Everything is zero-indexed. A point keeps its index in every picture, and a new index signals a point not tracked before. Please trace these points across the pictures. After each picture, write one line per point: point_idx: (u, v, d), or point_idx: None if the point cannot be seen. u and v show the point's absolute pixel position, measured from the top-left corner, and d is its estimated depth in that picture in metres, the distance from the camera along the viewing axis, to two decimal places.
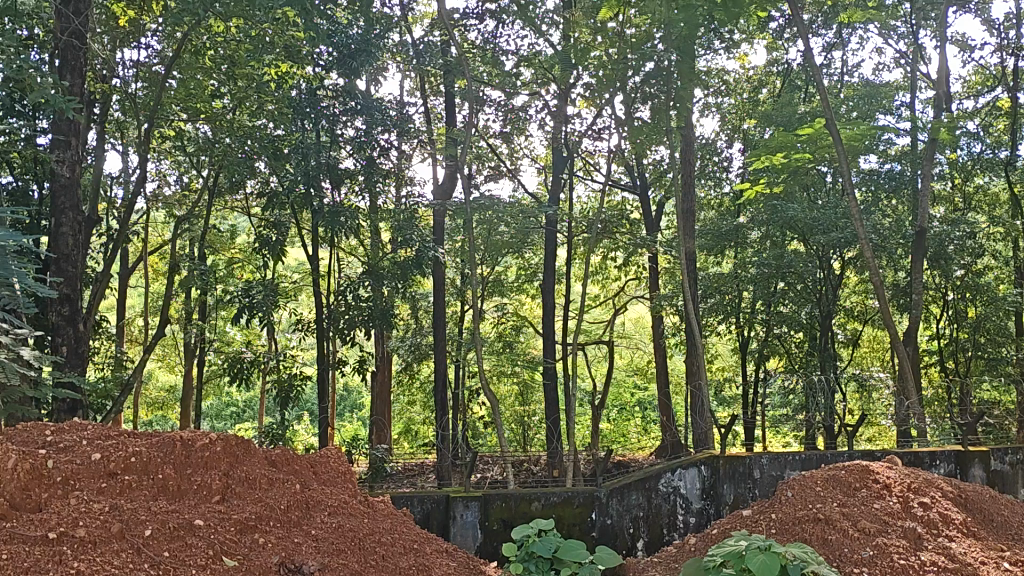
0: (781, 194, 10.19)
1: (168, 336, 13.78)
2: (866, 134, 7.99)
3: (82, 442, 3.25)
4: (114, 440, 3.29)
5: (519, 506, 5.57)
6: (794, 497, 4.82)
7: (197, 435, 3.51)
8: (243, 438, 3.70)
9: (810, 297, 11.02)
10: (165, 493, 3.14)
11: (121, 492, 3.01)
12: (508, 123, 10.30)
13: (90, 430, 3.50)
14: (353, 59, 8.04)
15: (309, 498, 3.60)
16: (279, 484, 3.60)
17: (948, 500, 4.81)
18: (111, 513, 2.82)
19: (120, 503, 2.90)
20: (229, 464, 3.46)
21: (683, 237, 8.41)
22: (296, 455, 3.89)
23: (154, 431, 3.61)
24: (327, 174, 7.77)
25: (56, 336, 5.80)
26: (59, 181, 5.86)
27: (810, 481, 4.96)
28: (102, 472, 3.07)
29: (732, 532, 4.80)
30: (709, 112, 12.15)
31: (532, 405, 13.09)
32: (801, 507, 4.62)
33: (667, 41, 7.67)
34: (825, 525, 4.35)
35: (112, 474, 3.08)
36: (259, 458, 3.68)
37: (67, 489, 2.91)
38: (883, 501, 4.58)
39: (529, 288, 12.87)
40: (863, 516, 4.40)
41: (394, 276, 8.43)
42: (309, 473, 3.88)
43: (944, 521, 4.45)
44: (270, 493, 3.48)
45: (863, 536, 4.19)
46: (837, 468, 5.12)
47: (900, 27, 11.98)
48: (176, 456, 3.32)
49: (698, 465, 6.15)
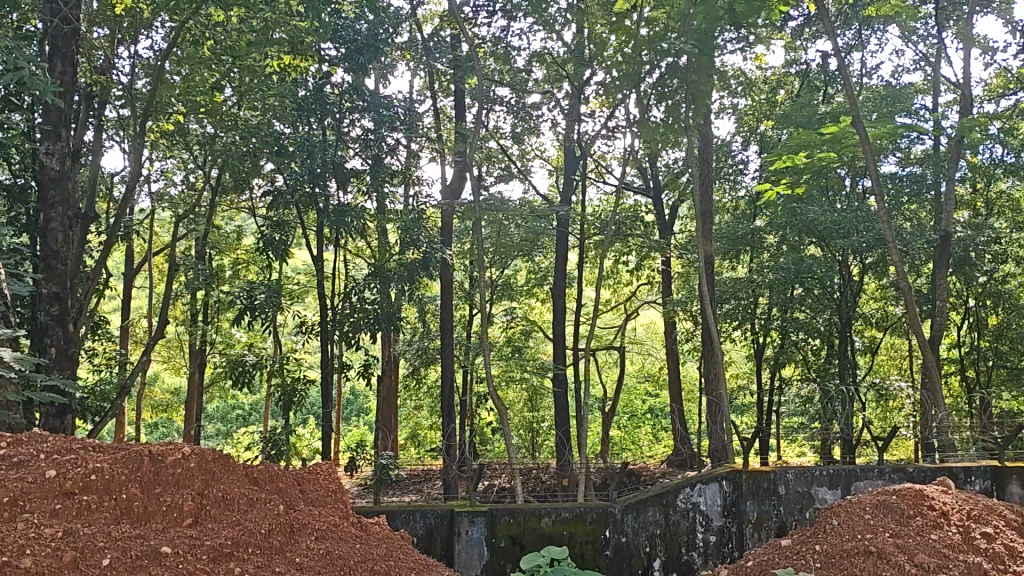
0: (799, 196, 9.80)
1: (173, 337, 13.57)
2: (895, 134, 7.59)
3: (40, 461, 3.03)
4: (74, 458, 3.06)
5: (528, 522, 5.37)
6: (839, 526, 4.49)
7: (169, 450, 3.28)
8: (220, 454, 3.43)
9: (829, 302, 10.73)
10: (128, 516, 2.86)
11: (77, 515, 2.76)
12: (519, 123, 10.06)
13: (51, 444, 3.28)
14: (359, 55, 7.85)
15: (296, 520, 3.30)
16: (262, 505, 3.30)
17: (1011, 530, 4.51)
18: (64, 540, 2.57)
19: (75, 529, 2.65)
20: (204, 483, 3.19)
21: (701, 239, 8.05)
22: (280, 474, 3.62)
23: (122, 446, 3.39)
24: (333, 173, 7.97)
25: (45, 337, 5.52)
26: (48, 174, 5.55)
27: (856, 509, 4.64)
28: (58, 492, 2.83)
29: (773, 564, 4.46)
30: (725, 114, 11.89)
31: (541, 412, 12.83)
32: (849, 538, 4.28)
33: (685, 34, 7.35)
34: (878, 559, 4.01)
35: (68, 494, 2.84)
36: (238, 476, 3.42)
37: (15, 513, 2.66)
38: (941, 531, 4.28)
39: (539, 293, 12.64)
40: (919, 548, 4.08)
41: (401, 278, 8.12)
42: (294, 492, 3.59)
43: (1010, 554, 4.13)
44: (250, 515, 3.18)
45: (922, 572, 3.85)
46: (887, 493, 4.81)
47: (920, 28, 11.68)
48: (144, 473, 3.07)
49: (719, 480, 5.86)
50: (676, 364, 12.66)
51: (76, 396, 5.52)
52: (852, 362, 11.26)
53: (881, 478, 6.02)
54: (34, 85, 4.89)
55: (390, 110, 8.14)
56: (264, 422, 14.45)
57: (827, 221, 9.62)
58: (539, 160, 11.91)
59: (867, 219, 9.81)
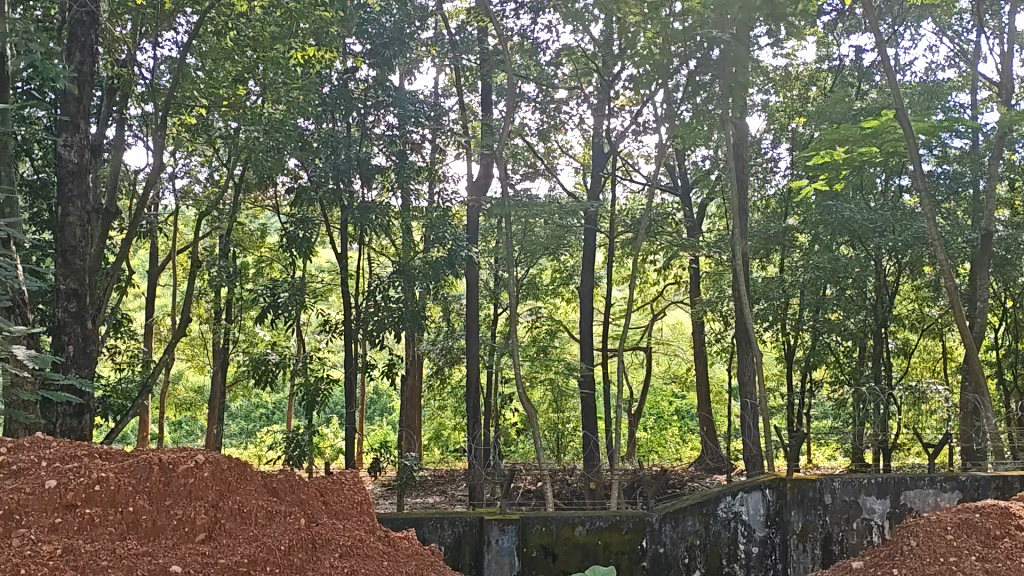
0: (835, 193, 9.60)
1: (196, 335, 13.48)
2: (940, 127, 7.31)
3: (43, 469, 2.87)
4: (77, 465, 2.90)
5: (561, 531, 5.18)
6: (918, 545, 4.20)
7: (181, 458, 3.12)
8: (236, 465, 3.26)
9: (863, 303, 10.45)
10: (134, 531, 2.69)
11: (78, 530, 2.59)
12: (547, 120, 9.88)
13: (55, 449, 3.12)
14: (385, 49, 7.71)
15: (319, 535, 3.10)
16: (281, 519, 3.11)
17: None
18: (64, 558, 2.41)
19: (76, 546, 2.48)
20: (218, 494, 3.01)
21: (737, 235, 7.78)
22: (301, 486, 3.42)
23: (131, 453, 3.22)
24: (357, 168, 7.77)
25: (62, 334, 5.37)
26: (67, 167, 5.38)
27: (935, 529, 4.27)
28: (59, 504, 2.66)
29: None
30: (755, 111, 11.65)
31: (567, 413, 12.63)
32: (932, 560, 3.99)
33: (723, 21, 7.10)
34: None
35: (70, 506, 2.68)
36: (256, 486, 3.24)
37: (10, 527, 2.51)
38: None
39: (565, 293, 12.46)
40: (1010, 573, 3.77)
41: (426, 277, 7.95)
42: (317, 506, 3.38)
43: None
44: (268, 530, 2.99)
45: None
46: (969, 509, 4.49)
47: (957, 23, 11.37)
48: (153, 483, 2.90)
49: (762, 489, 5.63)
50: (704, 365, 12.44)
51: (93, 394, 5.38)
52: (886, 365, 10.99)
53: (933, 487, 5.78)
54: (52, 71, 4.76)
55: (416, 105, 8.00)
56: (287, 421, 14.32)
57: (862, 220, 9.37)
58: (565, 157, 11.72)
59: (904, 217, 9.55)
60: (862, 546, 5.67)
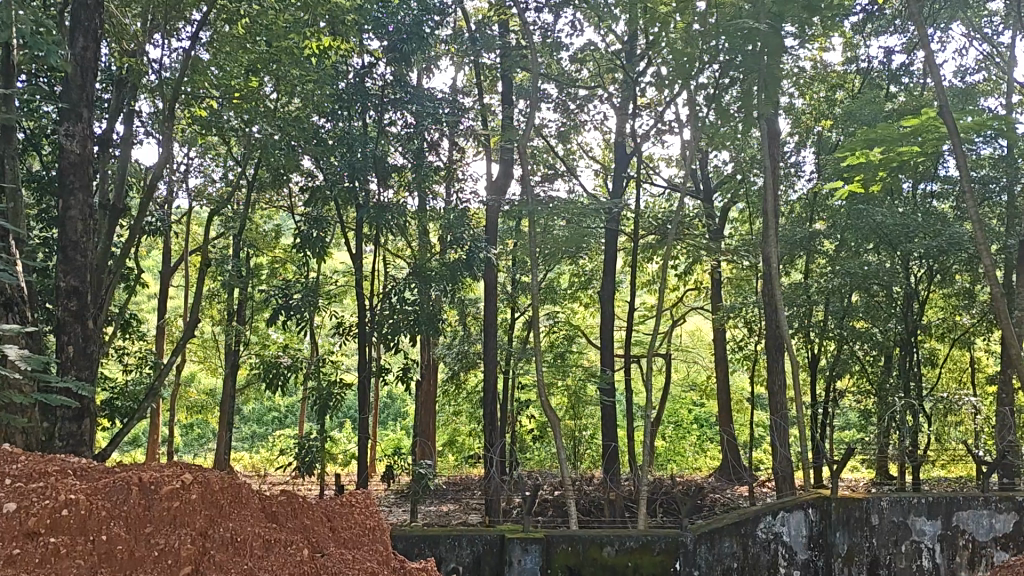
0: (866, 196, 9.25)
1: (207, 336, 13.26)
2: (982, 126, 6.98)
3: (5, 489, 2.63)
4: (46, 487, 2.65)
5: (588, 551, 4.91)
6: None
7: (167, 479, 2.86)
8: (230, 487, 3.00)
9: (893, 311, 10.12)
10: (108, 564, 2.42)
11: (40, 562, 2.33)
12: (566, 119, 9.64)
13: (24, 466, 2.87)
14: (405, 44, 7.41)
15: (323, 569, 2.82)
16: (281, 550, 2.84)
17: None
18: None
19: None
20: (207, 519, 2.75)
21: (768, 237, 7.44)
22: (305, 512, 3.15)
23: (110, 471, 2.97)
24: (374, 168, 7.43)
25: (61, 334, 5.09)
26: (67, 158, 5.11)
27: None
28: (19, 533, 2.41)
29: None
30: (780, 113, 11.35)
31: (585, 421, 12.34)
32: None
33: (758, 11, 6.78)
34: None
35: (32, 535, 2.43)
36: (252, 511, 2.98)
37: None
38: None
39: (583, 296, 12.17)
40: None
41: (442, 279, 7.65)
42: (322, 534, 3.10)
43: None
44: (265, 562, 2.71)
45: None
46: None
47: (987, 25, 11.04)
48: (131, 507, 2.64)
49: (805, 509, 5.45)
50: (724, 373, 12.14)
51: (94, 397, 5.11)
52: (915, 375, 10.66)
53: (987, 508, 5.67)
54: (53, 55, 4.51)
55: (433, 103, 7.72)
56: (298, 425, 14.09)
57: (895, 224, 9.02)
58: (585, 158, 11.45)
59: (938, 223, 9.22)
60: (910, 570, 5.54)
